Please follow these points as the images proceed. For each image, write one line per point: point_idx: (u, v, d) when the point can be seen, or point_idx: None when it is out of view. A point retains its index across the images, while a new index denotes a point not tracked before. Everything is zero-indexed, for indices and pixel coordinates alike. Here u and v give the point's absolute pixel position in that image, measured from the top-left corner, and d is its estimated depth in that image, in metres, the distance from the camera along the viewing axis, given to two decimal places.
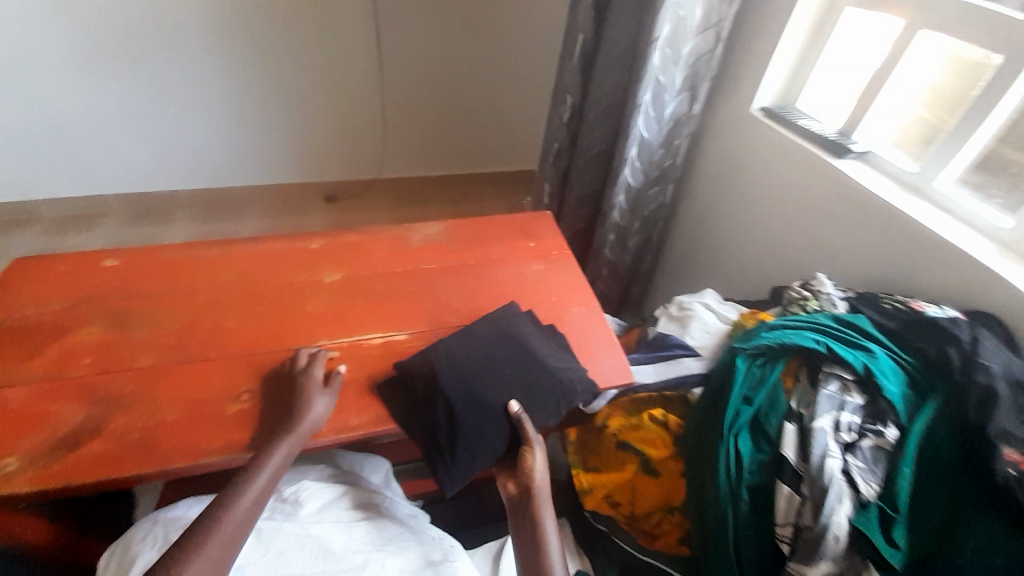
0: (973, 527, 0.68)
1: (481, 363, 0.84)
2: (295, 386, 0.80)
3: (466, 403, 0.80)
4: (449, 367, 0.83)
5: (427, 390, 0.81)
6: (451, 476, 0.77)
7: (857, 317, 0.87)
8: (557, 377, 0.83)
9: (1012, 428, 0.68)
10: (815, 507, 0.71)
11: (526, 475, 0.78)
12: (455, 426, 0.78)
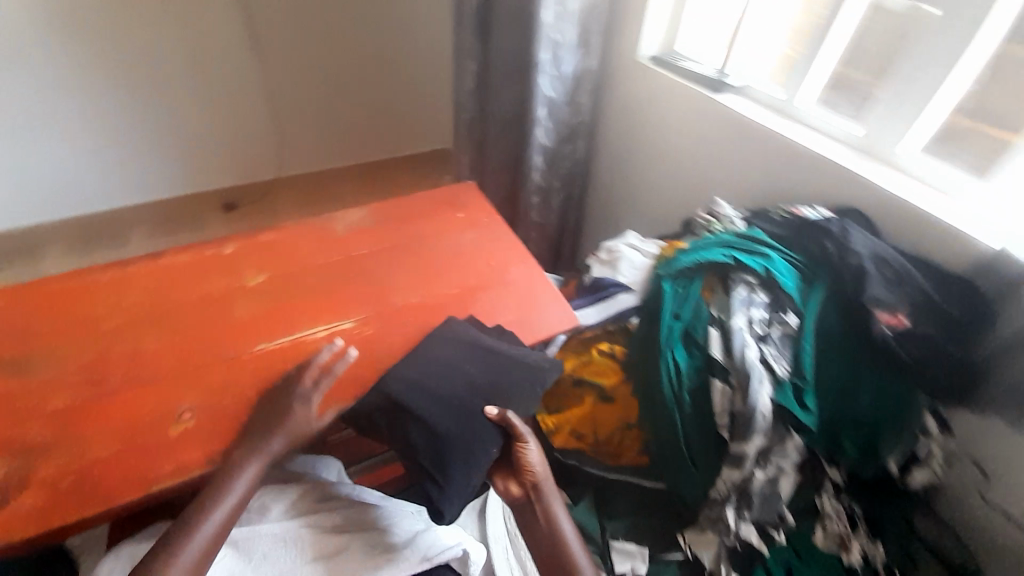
0: (866, 382, 0.83)
1: (442, 378, 0.82)
2: (284, 392, 0.78)
3: (434, 411, 0.79)
4: (410, 391, 0.80)
5: (391, 420, 0.78)
6: (446, 498, 0.74)
7: (754, 230, 1.00)
8: (521, 363, 0.84)
9: (881, 296, 0.82)
10: (743, 392, 0.82)
11: (526, 472, 0.82)
12: (436, 445, 0.76)
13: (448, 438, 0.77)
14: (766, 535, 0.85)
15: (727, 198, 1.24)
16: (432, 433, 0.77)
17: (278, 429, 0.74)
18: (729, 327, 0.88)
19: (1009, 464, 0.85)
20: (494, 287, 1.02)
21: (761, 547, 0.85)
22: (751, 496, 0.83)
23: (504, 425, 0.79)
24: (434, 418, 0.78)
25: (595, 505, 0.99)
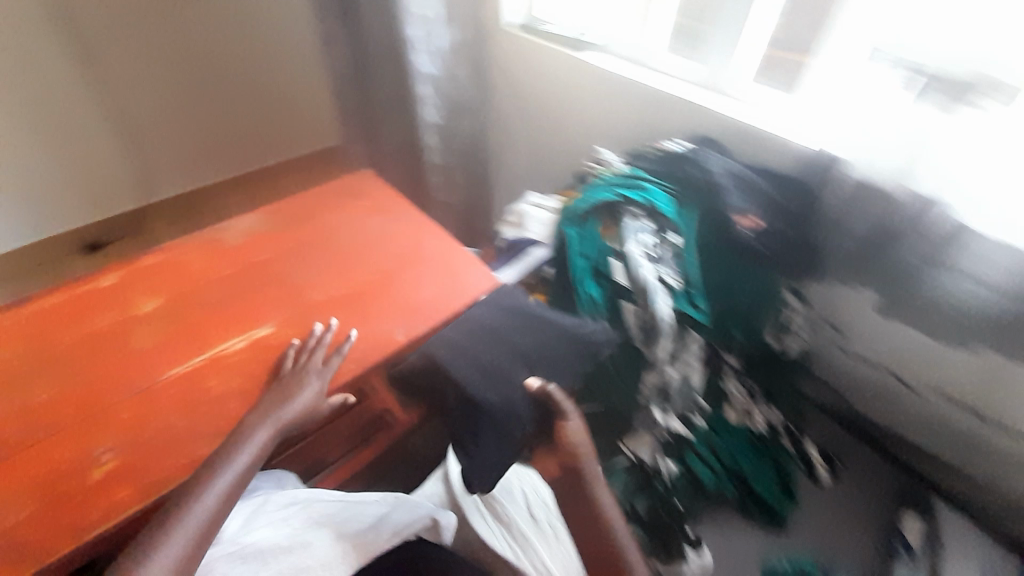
0: (743, 278, 0.98)
1: (488, 346, 0.89)
2: (286, 378, 0.81)
3: (457, 367, 0.87)
4: (457, 352, 0.87)
5: (431, 386, 0.89)
6: (477, 463, 0.89)
7: (635, 170, 1.13)
8: (573, 340, 0.93)
9: (736, 204, 0.99)
10: (646, 305, 0.96)
11: (567, 449, 0.88)
12: (473, 414, 0.88)
13: (485, 407, 0.87)
14: (686, 421, 1.00)
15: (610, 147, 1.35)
16: (489, 405, 0.87)
17: (290, 400, 0.77)
18: (625, 255, 1.00)
19: (853, 321, 1.03)
20: (412, 263, 1.03)
21: (687, 432, 0.99)
22: (669, 392, 0.99)
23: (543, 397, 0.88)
24: (468, 380, 0.88)
25: None
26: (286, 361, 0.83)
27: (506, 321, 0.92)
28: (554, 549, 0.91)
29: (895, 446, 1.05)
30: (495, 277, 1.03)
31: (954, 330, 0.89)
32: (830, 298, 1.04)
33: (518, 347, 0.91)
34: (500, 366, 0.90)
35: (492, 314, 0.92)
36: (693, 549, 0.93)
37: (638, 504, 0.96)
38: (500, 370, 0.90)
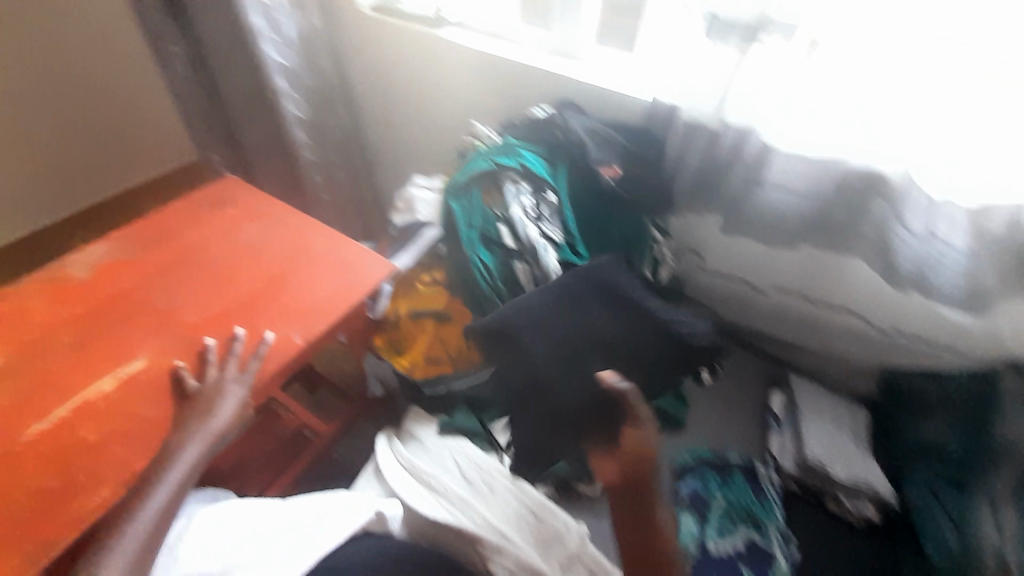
0: (616, 221, 1.11)
1: (564, 324, 0.91)
2: (197, 399, 0.81)
3: (503, 348, 0.91)
4: (536, 327, 0.90)
5: (507, 352, 0.91)
6: (527, 448, 0.91)
7: (508, 139, 1.18)
8: (659, 330, 0.94)
9: (598, 156, 1.10)
10: (536, 262, 1.03)
11: None
12: (541, 392, 0.89)
13: (553, 387, 0.88)
14: None
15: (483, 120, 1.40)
16: (575, 392, 0.88)
17: (205, 424, 0.79)
18: (510, 219, 1.05)
19: (706, 242, 1.19)
20: (296, 266, 1.01)
21: None
22: None
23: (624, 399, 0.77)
24: (530, 353, 0.89)
25: (471, 408, 1.07)
26: (187, 379, 0.83)
27: (588, 295, 0.93)
28: (492, 503, 0.92)
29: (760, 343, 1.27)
30: (387, 262, 1.05)
31: (780, 235, 1.04)
32: (684, 225, 1.20)
33: (597, 332, 0.91)
34: (576, 349, 0.90)
35: (585, 293, 0.94)
36: None
37: None
38: (576, 353, 0.90)
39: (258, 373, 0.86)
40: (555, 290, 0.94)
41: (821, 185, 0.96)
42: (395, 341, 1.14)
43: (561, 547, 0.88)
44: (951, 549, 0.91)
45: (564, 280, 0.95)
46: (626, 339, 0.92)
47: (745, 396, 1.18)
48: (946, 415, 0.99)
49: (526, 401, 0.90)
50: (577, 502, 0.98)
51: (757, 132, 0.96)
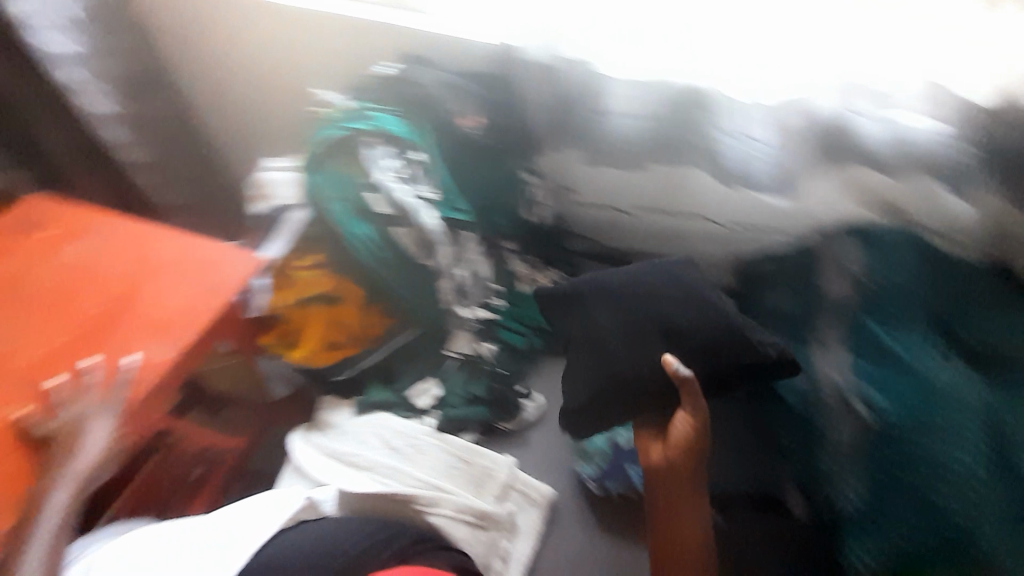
0: (490, 167, 1.16)
1: (633, 300, 0.93)
2: (63, 439, 0.75)
3: (576, 317, 0.95)
4: (605, 299, 0.95)
5: (580, 319, 0.95)
6: (579, 420, 0.91)
7: (360, 103, 1.13)
8: (738, 337, 0.90)
9: (456, 107, 1.13)
10: (412, 222, 1.04)
11: (677, 443, 0.84)
12: (605, 361, 0.90)
13: (618, 358, 0.90)
14: (488, 306, 1.12)
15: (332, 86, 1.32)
16: (640, 366, 0.88)
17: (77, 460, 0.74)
18: (377, 183, 1.05)
19: (574, 176, 1.19)
20: (148, 276, 0.92)
21: (491, 316, 1.11)
22: (465, 289, 1.10)
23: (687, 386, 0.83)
24: (596, 321, 0.93)
25: (381, 382, 1.08)
26: (40, 423, 0.75)
27: (665, 285, 0.95)
28: (422, 464, 0.94)
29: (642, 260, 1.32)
30: (254, 256, 0.97)
31: (630, 157, 1.15)
32: (557, 163, 1.18)
33: (668, 320, 0.91)
34: (641, 327, 0.90)
35: (667, 285, 0.95)
36: (527, 399, 1.06)
37: (475, 388, 1.05)
38: (641, 331, 0.90)
39: (130, 398, 0.79)
40: (633, 275, 0.98)
41: (650, 109, 1.07)
42: (290, 332, 1.10)
43: (493, 482, 0.92)
44: (801, 393, 1.02)
45: (647, 270, 0.98)
46: (709, 336, 0.90)
47: None
48: (784, 283, 1.10)
49: (595, 358, 0.91)
50: (501, 438, 1.04)
51: (594, 65, 1.05)
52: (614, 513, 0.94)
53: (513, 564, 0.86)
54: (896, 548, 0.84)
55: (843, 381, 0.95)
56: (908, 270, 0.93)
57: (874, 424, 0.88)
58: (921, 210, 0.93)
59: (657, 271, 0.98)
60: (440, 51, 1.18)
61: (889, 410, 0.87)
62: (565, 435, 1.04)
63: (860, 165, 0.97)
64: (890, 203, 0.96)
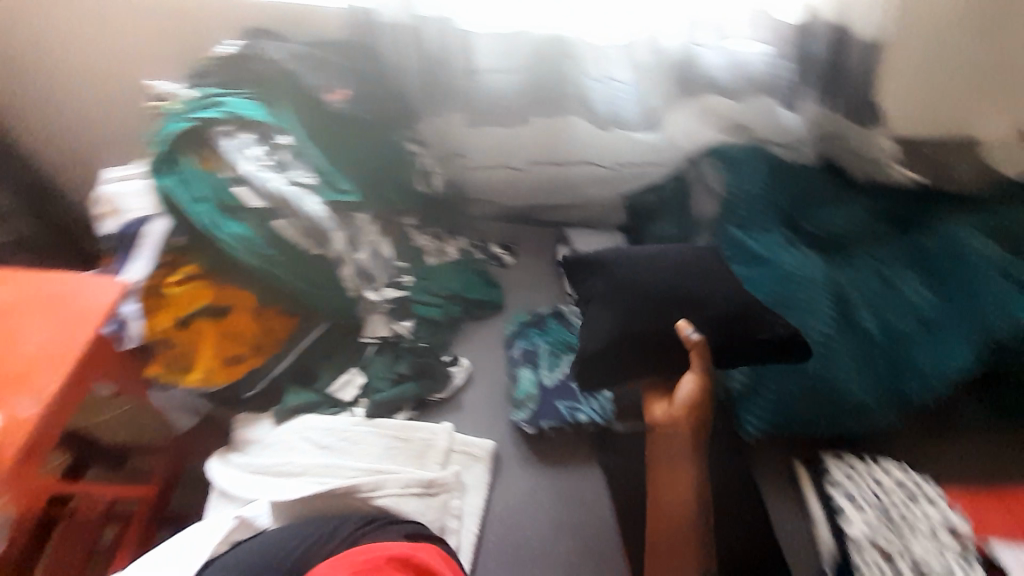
0: (369, 141, 1.10)
1: (653, 272, 0.96)
2: None
3: (602, 286, 0.97)
4: (629, 271, 0.97)
5: (603, 288, 0.96)
6: (584, 369, 0.92)
7: (205, 90, 1.02)
8: (752, 314, 0.90)
9: (318, 82, 1.06)
10: (294, 212, 0.95)
11: (681, 407, 0.90)
12: (624, 328, 0.90)
13: (636, 323, 0.91)
14: (398, 285, 1.12)
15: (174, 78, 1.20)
16: (656, 329, 0.90)
17: None
18: (244, 176, 0.95)
19: (460, 140, 1.23)
20: None
21: (401, 294, 1.11)
22: (368, 272, 1.06)
23: (695, 349, 0.88)
24: (614, 290, 0.95)
25: (299, 384, 1.02)
26: None
27: (685, 260, 0.97)
28: (359, 453, 0.92)
29: (543, 213, 1.37)
30: (114, 282, 0.85)
31: (511, 114, 1.14)
32: (437, 128, 1.20)
33: (683, 290, 0.93)
34: (657, 297, 0.92)
35: (690, 260, 0.98)
36: (453, 365, 1.07)
37: (400, 367, 1.04)
38: (656, 299, 0.92)
39: None
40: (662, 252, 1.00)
41: (521, 60, 1.07)
42: (173, 358, 0.97)
43: (435, 450, 0.94)
44: None
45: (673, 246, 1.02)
46: (720, 303, 0.91)
47: (541, 256, 1.30)
48: (667, 212, 1.23)
49: (614, 316, 0.92)
50: (436, 409, 1.04)
51: (453, 21, 1.02)
52: (555, 447, 0.99)
53: (467, 517, 0.89)
54: (780, 413, 0.92)
55: None
56: (754, 179, 1.11)
57: None
58: (760, 125, 1.16)
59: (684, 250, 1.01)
60: (291, 28, 1.13)
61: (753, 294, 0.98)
62: (498, 389, 1.07)
63: (707, 93, 1.12)
64: (737, 124, 1.17)
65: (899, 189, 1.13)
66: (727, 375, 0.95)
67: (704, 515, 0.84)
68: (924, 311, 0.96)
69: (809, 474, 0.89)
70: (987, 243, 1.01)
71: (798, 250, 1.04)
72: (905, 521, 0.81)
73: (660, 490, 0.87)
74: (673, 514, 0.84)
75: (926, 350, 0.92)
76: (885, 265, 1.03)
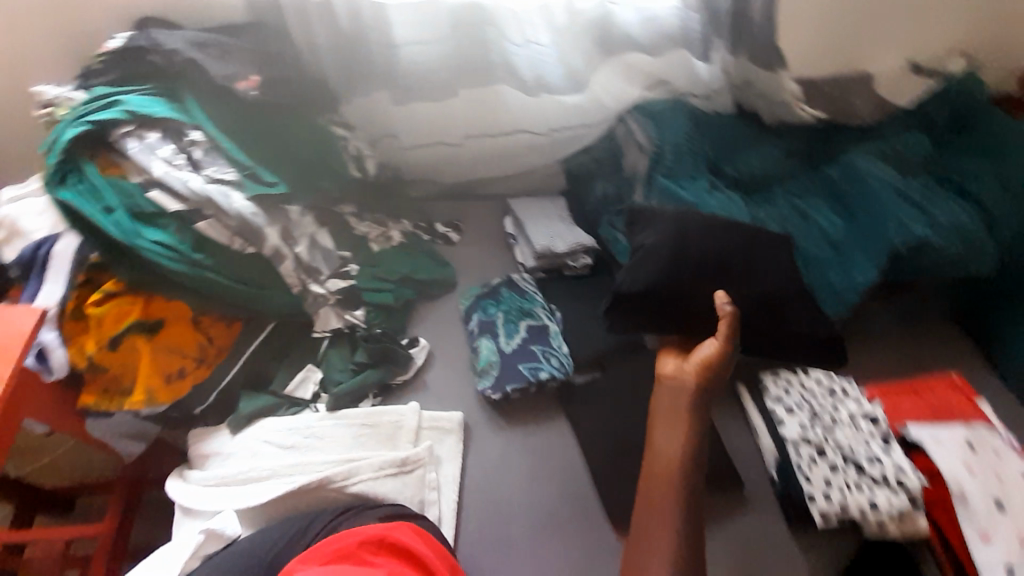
0: (290, 128, 1.04)
1: (709, 236, 1.00)
2: None
3: (665, 239, 1.00)
4: (692, 228, 1.01)
5: (671, 243, 0.99)
6: (616, 304, 1.00)
7: (94, 91, 0.94)
8: (795, 313, 0.98)
9: (225, 71, 0.97)
10: (219, 210, 0.90)
11: (694, 365, 0.90)
12: (668, 290, 0.98)
13: (681, 285, 0.98)
14: (343, 275, 1.08)
15: (58, 80, 1.07)
16: (703, 295, 0.97)
17: None
18: (158, 179, 0.89)
19: (389, 121, 1.19)
20: None
21: (348, 283, 1.07)
22: (309, 265, 1.01)
23: (726, 315, 0.89)
24: (671, 246, 0.99)
25: (252, 389, 0.99)
26: None
27: (744, 238, 1.01)
28: (329, 445, 0.92)
29: (483, 187, 1.36)
30: (33, 308, 0.78)
31: (436, 87, 1.13)
32: (362, 110, 1.16)
33: (727, 262, 0.98)
34: (706, 263, 0.98)
35: (753, 236, 1.01)
36: (412, 347, 1.07)
37: (358, 356, 1.02)
38: (704, 266, 0.98)
39: None
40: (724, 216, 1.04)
41: (439, 29, 1.06)
42: (107, 383, 0.88)
43: (405, 430, 0.94)
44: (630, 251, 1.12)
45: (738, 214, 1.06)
46: (740, 265, 0.98)
47: (486, 230, 1.31)
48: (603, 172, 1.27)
49: (665, 265, 0.98)
50: (400, 392, 1.04)
51: None
52: (522, 410, 1.02)
53: (445, 487, 0.92)
54: None
55: None
56: (677, 131, 1.15)
57: None
58: (680, 79, 1.19)
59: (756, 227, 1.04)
60: (188, 12, 1.04)
61: None
62: (460, 364, 1.09)
63: (628, 52, 1.14)
64: (658, 79, 1.19)
65: (804, 127, 1.23)
66: None
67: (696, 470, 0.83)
68: (833, 235, 1.06)
69: (753, 397, 0.99)
70: (881, 168, 1.12)
71: (721, 192, 1.11)
72: (831, 418, 0.93)
73: (661, 439, 0.86)
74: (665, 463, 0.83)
75: (836, 269, 1.03)
76: (797, 199, 1.13)
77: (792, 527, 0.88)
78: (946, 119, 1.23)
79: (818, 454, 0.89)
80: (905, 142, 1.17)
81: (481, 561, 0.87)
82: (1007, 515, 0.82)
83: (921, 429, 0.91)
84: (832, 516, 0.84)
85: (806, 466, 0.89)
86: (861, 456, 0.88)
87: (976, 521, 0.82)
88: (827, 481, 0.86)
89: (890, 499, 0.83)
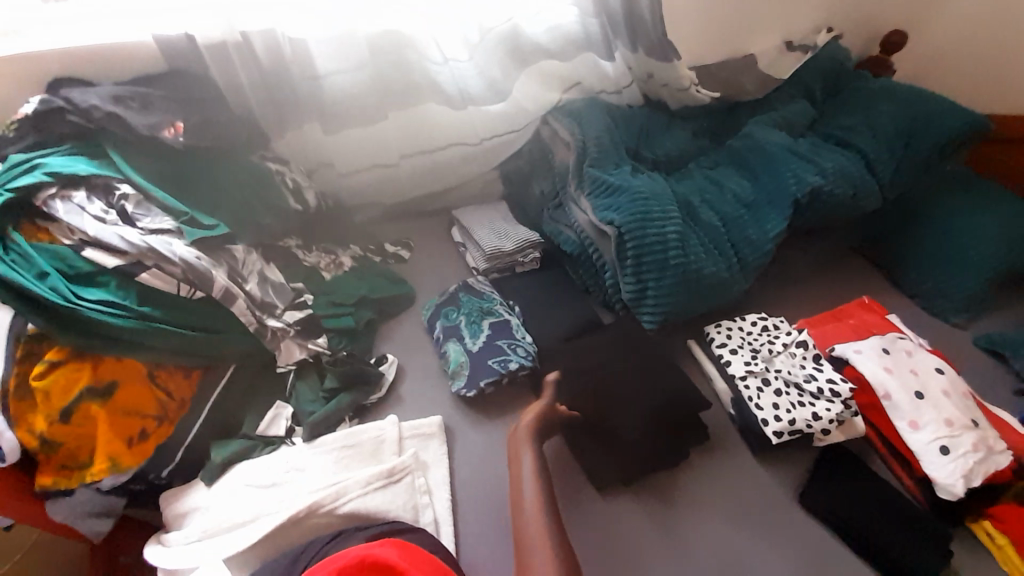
0: (222, 170, 1.04)
1: (661, 276, 1.08)
2: None
3: (624, 280, 1.11)
4: (656, 265, 1.08)
5: (636, 288, 1.10)
6: (578, 327, 1.15)
7: (8, 158, 0.91)
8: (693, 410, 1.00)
9: (146, 121, 0.97)
10: (162, 259, 0.89)
11: (543, 430, 0.93)
12: (615, 329, 1.11)
13: (625, 322, 1.14)
14: (298, 305, 1.06)
15: None
16: (613, 369, 1.02)
17: None
18: (94, 239, 0.87)
19: (321, 152, 1.21)
20: None
21: (305, 313, 1.05)
22: (263, 300, 1.00)
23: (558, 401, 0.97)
24: (624, 285, 1.11)
25: (223, 437, 0.96)
26: None
27: (685, 287, 1.09)
28: (313, 473, 0.91)
29: (425, 203, 1.39)
30: None
31: (363, 110, 1.16)
32: (292, 142, 1.18)
33: (662, 308, 1.09)
34: (649, 299, 1.09)
35: (696, 282, 1.10)
36: (381, 364, 1.09)
37: (328, 383, 1.02)
38: (645, 302, 1.10)
39: None
40: (688, 267, 1.09)
41: (359, 55, 1.09)
42: (62, 458, 0.83)
43: (388, 442, 0.96)
44: (574, 240, 1.21)
45: (702, 261, 1.10)
46: (624, 332, 1.10)
47: (436, 243, 1.35)
48: (537, 172, 1.35)
49: (626, 296, 1.11)
50: (376, 410, 1.05)
51: (276, 30, 1.00)
52: (499, 404, 1.07)
53: (437, 490, 0.94)
54: (664, 303, 1.09)
55: (591, 217, 1.16)
56: (597, 125, 1.24)
57: (613, 235, 1.09)
58: (591, 79, 1.29)
59: (713, 278, 1.11)
60: (100, 67, 1.02)
61: (617, 218, 1.09)
62: (431, 372, 1.11)
63: (540, 58, 1.22)
64: (572, 82, 1.28)
65: (706, 107, 1.38)
66: (640, 314, 1.11)
67: (581, 504, 0.93)
68: (744, 196, 1.19)
69: (701, 348, 1.11)
70: (774, 133, 1.27)
71: (643, 174, 1.20)
72: (768, 350, 1.05)
73: (523, 468, 0.88)
74: (535, 494, 0.84)
75: (753, 225, 1.15)
76: (708, 170, 1.27)
77: (756, 452, 1.00)
78: (820, 84, 1.42)
79: (764, 383, 1.00)
80: (790, 108, 1.34)
81: (484, 550, 0.89)
82: (928, 401, 0.98)
83: (845, 346, 1.06)
84: (784, 432, 0.95)
85: (756, 396, 0.99)
86: (799, 377, 1.01)
87: (904, 413, 0.97)
88: (775, 405, 0.97)
89: (829, 409, 0.96)
